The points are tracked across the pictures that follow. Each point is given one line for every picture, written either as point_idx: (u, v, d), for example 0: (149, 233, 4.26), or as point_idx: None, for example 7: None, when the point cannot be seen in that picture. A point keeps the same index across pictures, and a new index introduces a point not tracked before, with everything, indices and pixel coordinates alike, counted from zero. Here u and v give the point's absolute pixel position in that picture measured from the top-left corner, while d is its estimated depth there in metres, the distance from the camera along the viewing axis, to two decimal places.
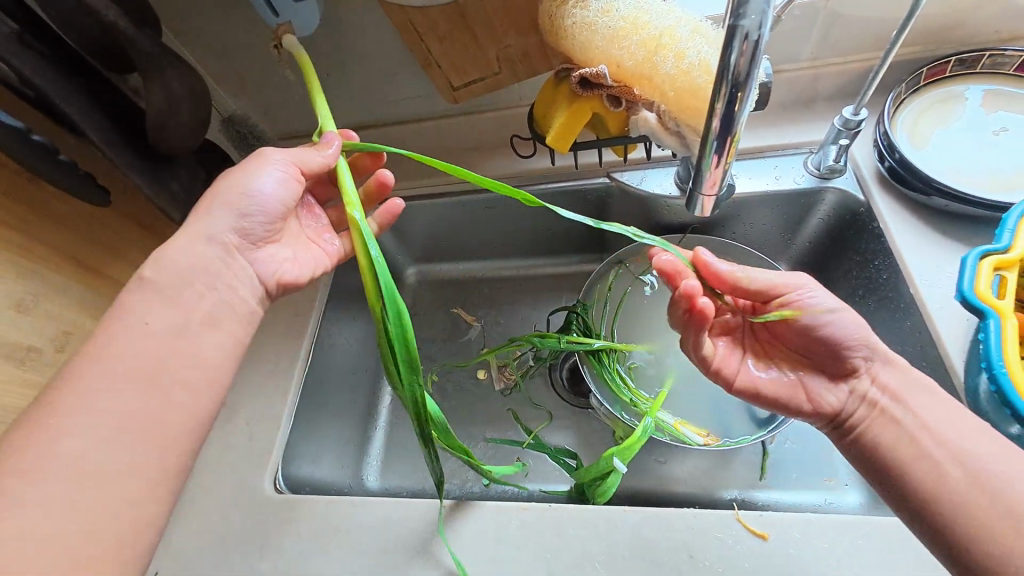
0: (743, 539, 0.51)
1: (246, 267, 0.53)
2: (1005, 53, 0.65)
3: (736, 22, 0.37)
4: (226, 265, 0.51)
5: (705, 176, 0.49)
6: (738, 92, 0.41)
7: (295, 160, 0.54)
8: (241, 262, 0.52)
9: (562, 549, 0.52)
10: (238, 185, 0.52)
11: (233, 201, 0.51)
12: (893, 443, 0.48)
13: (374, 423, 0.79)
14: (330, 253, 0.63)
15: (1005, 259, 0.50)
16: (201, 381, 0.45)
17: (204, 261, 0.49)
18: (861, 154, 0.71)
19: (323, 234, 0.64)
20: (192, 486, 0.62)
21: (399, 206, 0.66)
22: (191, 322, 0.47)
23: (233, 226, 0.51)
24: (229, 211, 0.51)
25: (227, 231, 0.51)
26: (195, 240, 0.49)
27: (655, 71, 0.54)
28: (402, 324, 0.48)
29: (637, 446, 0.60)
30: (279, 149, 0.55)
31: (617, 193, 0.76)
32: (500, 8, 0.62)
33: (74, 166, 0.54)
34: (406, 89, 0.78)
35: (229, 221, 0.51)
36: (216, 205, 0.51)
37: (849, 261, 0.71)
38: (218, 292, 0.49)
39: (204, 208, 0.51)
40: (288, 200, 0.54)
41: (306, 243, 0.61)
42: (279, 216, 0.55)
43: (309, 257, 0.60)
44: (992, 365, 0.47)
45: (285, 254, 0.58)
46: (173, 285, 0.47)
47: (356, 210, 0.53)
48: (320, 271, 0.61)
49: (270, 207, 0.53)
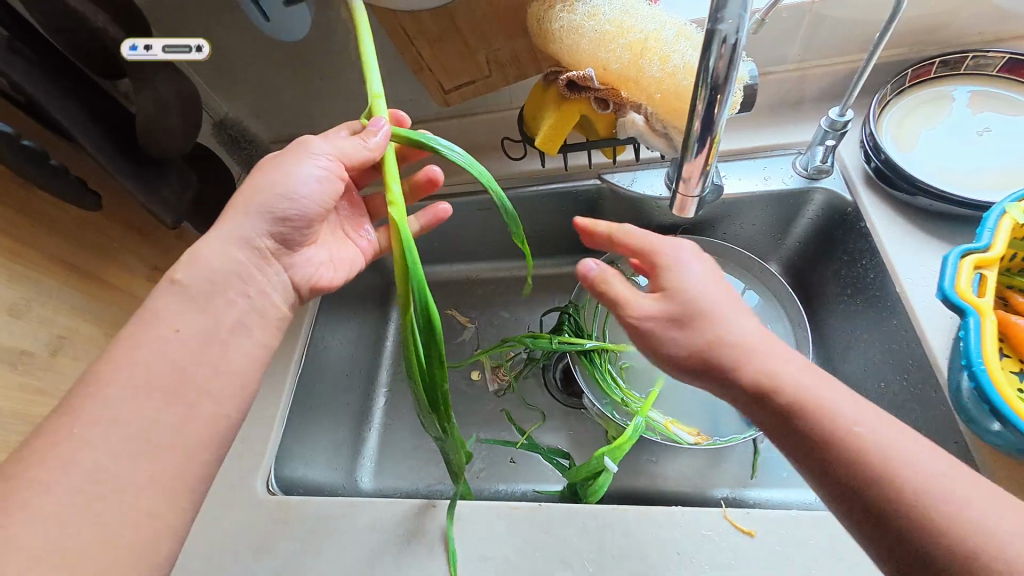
0: (730, 537, 0.51)
1: (279, 273, 0.54)
2: (988, 54, 0.66)
3: (714, 27, 0.38)
4: (257, 269, 0.51)
5: (687, 176, 0.50)
6: (717, 95, 0.42)
7: (337, 154, 0.53)
8: (275, 268, 0.53)
9: (552, 547, 0.53)
10: (280, 183, 0.51)
11: (271, 203, 0.51)
12: (829, 484, 0.38)
13: (368, 424, 0.79)
14: (364, 249, 0.65)
15: (985, 258, 0.51)
16: (228, 388, 0.45)
17: (238, 264, 0.49)
18: (849, 155, 0.72)
19: (359, 225, 0.66)
20: (217, 491, 0.61)
21: (446, 212, 0.66)
22: (222, 329, 0.46)
23: (268, 230, 0.51)
24: (266, 214, 0.51)
25: (262, 235, 0.51)
26: (230, 243, 0.49)
27: (641, 75, 0.54)
28: (435, 337, 0.48)
29: (627, 446, 0.62)
30: (323, 142, 0.54)
31: (608, 194, 0.77)
32: (490, 12, 0.63)
33: (67, 173, 0.55)
34: (398, 92, 0.78)
35: (267, 223, 0.51)
36: (254, 206, 0.50)
37: (837, 261, 0.72)
38: (246, 296, 0.49)
39: (242, 206, 0.50)
40: (327, 200, 0.54)
41: (342, 240, 0.63)
42: (316, 217, 0.54)
43: (345, 254, 0.62)
44: (971, 361, 0.47)
45: (321, 257, 0.59)
46: (205, 290, 0.47)
47: (398, 211, 0.52)
48: (355, 271, 0.63)
49: (310, 208, 0.53)
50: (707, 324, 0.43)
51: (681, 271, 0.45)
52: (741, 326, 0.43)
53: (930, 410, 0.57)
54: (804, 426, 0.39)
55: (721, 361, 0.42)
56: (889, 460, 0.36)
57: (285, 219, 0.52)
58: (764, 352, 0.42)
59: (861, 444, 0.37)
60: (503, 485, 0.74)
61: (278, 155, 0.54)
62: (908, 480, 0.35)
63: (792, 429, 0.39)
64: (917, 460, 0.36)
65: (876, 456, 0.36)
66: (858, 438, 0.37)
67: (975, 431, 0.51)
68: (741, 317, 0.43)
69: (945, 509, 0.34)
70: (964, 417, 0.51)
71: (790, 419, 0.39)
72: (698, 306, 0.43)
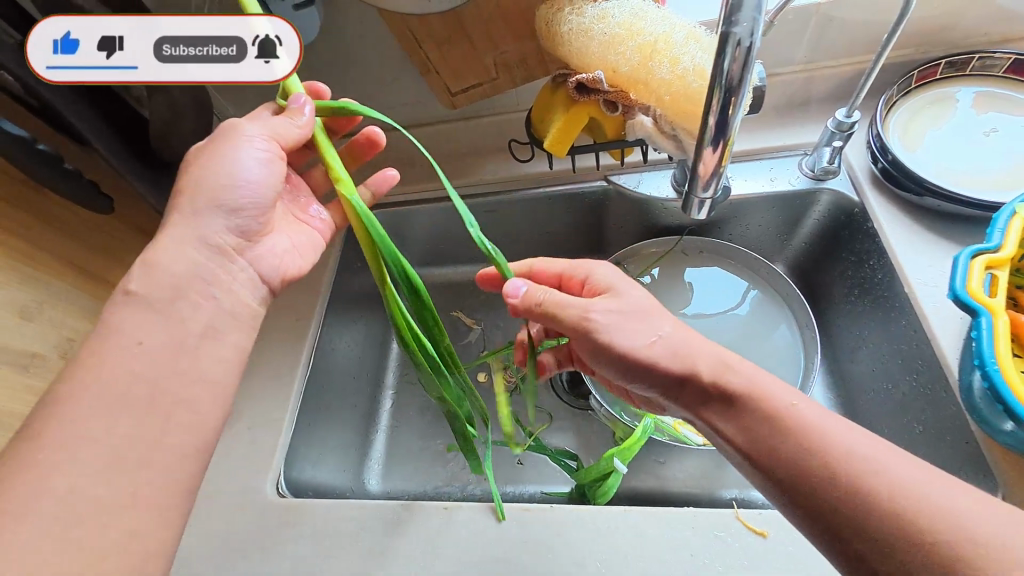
0: (742, 538, 0.51)
1: (244, 268, 0.52)
2: (995, 55, 0.67)
3: (728, 29, 0.39)
4: (220, 268, 0.50)
5: (699, 177, 0.50)
6: (731, 97, 0.42)
7: (271, 134, 0.50)
8: (239, 264, 0.51)
9: (560, 548, 0.53)
10: (220, 176, 0.49)
11: (216, 197, 0.49)
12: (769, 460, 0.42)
13: (375, 426, 0.79)
14: (322, 230, 0.63)
15: (996, 259, 0.51)
16: None
17: (194, 266, 0.47)
18: (855, 155, 0.72)
19: (306, 207, 0.63)
20: (226, 494, 0.61)
21: (394, 175, 0.65)
22: (203, 332, 0.46)
23: (223, 226, 0.50)
24: (215, 209, 0.49)
25: (219, 233, 0.49)
26: (186, 244, 0.48)
27: (651, 77, 0.54)
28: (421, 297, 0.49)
29: (636, 446, 0.63)
30: (251, 124, 0.51)
31: (614, 196, 0.77)
32: (498, 15, 0.63)
33: (80, 177, 0.56)
34: (404, 95, 0.79)
35: (220, 216, 0.49)
36: (200, 204, 0.48)
37: (843, 261, 0.72)
38: (211, 299, 0.48)
39: (188, 205, 0.48)
40: (276, 183, 0.52)
41: (296, 223, 0.60)
42: (268, 204, 0.52)
43: (304, 239, 0.60)
44: (984, 361, 0.47)
45: (283, 245, 0.57)
46: (185, 292, 0.46)
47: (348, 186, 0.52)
48: (319, 251, 0.61)
49: (258, 196, 0.51)
50: (647, 320, 0.49)
51: (617, 278, 0.54)
52: (669, 324, 0.49)
53: (939, 410, 0.57)
54: (739, 407, 0.44)
55: (663, 352, 0.47)
56: (814, 433, 0.41)
57: (236, 209, 0.50)
58: (702, 345, 0.47)
59: (790, 420, 0.42)
60: (510, 487, 0.74)
61: (205, 147, 0.51)
62: (830, 449, 0.40)
63: (730, 413, 0.44)
64: (837, 431, 0.41)
65: (803, 431, 0.41)
66: (786, 416, 0.42)
67: (987, 431, 0.51)
68: (670, 319, 0.50)
69: (861, 470, 0.38)
70: (976, 417, 0.51)
71: (729, 403, 0.44)
72: (637, 303, 0.51)
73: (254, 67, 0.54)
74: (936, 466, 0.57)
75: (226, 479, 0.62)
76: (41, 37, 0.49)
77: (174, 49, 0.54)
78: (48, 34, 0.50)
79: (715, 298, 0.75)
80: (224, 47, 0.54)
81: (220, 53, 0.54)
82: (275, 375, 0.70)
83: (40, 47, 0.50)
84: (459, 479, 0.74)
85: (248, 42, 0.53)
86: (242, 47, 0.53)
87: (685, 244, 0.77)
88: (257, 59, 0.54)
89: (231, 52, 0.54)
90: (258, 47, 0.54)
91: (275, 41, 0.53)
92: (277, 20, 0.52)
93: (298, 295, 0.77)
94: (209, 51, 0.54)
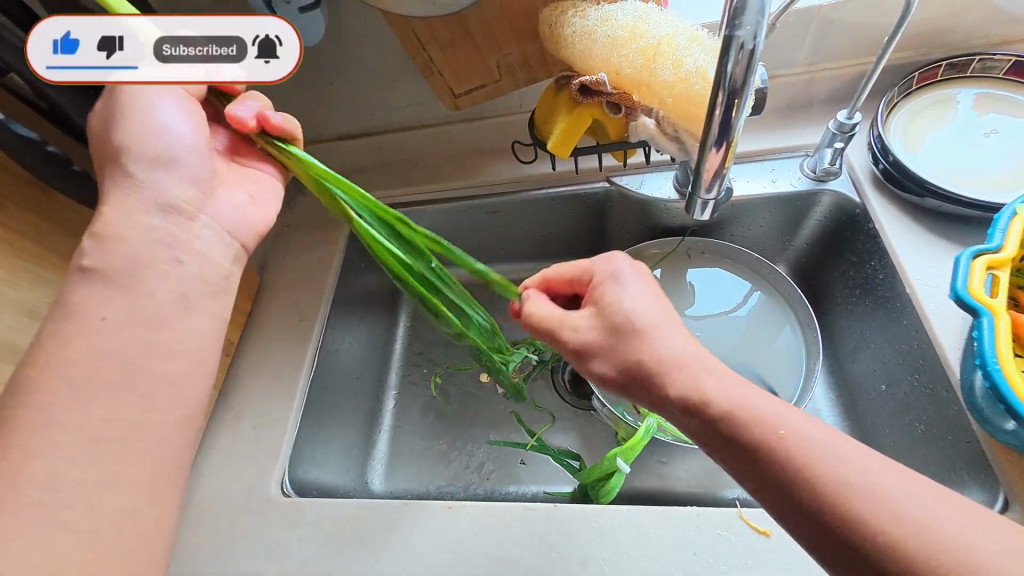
0: (746, 537, 0.51)
1: (209, 231, 0.50)
2: (995, 57, 0.67)
3: (731, 33, 0.39)
4: (180, 229, 0.47)
5: (701, 179, 0.51)
6: (734, 99, 0.42)
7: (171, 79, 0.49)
8: (202, 222, 0.49)
9: (563, 546, 0.53)
10: (139, 130, 0.46)
11: (145, 152, 0.46)
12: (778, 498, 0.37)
13: (377, 426, 0.80)
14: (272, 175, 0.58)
15: (997, 259, 0.51)
16: None
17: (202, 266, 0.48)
18: (856, 157, 0.72)
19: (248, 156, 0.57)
20: (231, 494, 0.62)
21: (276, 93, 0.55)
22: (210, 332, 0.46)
23: (165, 181, 0.47)
24: (149, 164, 0.46)
25: (167, 189, 0.47)
26: (139, 210, 0.45)
27: (653, 79, 0.55)
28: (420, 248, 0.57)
29: (639, 446, 0.63)
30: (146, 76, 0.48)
31: (617, 197, 0.77)
32: (501, 17, 0.64)
33: (84, 177, 0.58)
34: (408, 97, 0.79)
35: (155, 172, 0.46)
36: (131, 162, 0.46)
37: (845, 262, 0.72)
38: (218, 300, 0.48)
39: (116, 166, 0.46)
40: (201, 125, 0.50)
41: (246, 173, 0.56)
42: (203, 150, 0.50)
43: (258, 186, 0.56)
44: (985, 361, 0.47)
45: (240, 197, 0.53)
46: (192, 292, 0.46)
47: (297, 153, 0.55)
48: (278, 195, 0.58)
49: (191, 143, 0.49)
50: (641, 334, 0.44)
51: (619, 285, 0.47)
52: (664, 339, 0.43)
53: (942, 410, 0.57)
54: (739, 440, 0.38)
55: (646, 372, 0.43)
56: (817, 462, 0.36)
57: (172, 162, 0.48)
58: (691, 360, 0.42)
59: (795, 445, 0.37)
60: (513, 486, 0.74)
61: (106, 110, 0.47)
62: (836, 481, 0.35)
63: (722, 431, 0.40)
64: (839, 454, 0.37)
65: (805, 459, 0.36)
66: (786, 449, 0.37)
67: (988, 430, 0.51)
68: (671, 331, 0.44)
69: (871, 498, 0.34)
70: (977, 416, 0.52)
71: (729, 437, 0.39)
72: (624, 317, 0.45)
73: (254, 65, 0.54)
74: (938, 466, 0.57)
75: (231, 479, 0.63)
76: (44, 36, 0.49)
77: (175, 49, 0.50)
78: (54, 34, 0.48)
79: (717, 298, 0.75)
80: (224, 47, 0.53)
81: (220, 52, 0.53)
82: (279, 375, 0.70)
83: (45, 47, 0.49)
84: (462, 479, 0.74)
85: (248, 42, 0.54)
86: (242, 47, 0.54)
87: (687, 245, 0.77)
88: (257, 59, 0.54)
89: (232, 51, 0.53)
90: (258, 47, 0.54)
91: (275, 41, 0.54)
92: (279, 21, 0.54)
93: (302, 295, 0.77)
94: (211, 52, 0.52)
